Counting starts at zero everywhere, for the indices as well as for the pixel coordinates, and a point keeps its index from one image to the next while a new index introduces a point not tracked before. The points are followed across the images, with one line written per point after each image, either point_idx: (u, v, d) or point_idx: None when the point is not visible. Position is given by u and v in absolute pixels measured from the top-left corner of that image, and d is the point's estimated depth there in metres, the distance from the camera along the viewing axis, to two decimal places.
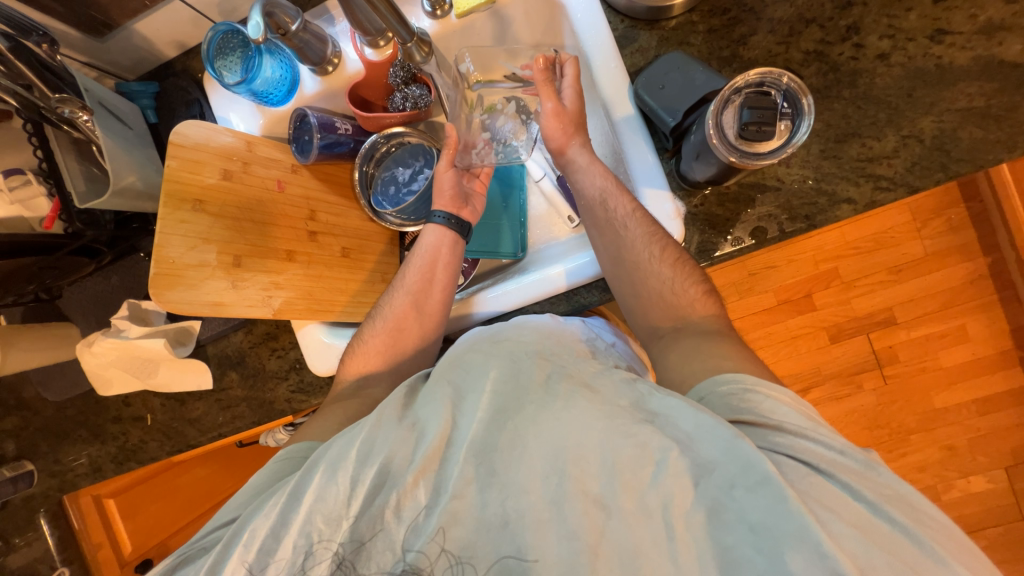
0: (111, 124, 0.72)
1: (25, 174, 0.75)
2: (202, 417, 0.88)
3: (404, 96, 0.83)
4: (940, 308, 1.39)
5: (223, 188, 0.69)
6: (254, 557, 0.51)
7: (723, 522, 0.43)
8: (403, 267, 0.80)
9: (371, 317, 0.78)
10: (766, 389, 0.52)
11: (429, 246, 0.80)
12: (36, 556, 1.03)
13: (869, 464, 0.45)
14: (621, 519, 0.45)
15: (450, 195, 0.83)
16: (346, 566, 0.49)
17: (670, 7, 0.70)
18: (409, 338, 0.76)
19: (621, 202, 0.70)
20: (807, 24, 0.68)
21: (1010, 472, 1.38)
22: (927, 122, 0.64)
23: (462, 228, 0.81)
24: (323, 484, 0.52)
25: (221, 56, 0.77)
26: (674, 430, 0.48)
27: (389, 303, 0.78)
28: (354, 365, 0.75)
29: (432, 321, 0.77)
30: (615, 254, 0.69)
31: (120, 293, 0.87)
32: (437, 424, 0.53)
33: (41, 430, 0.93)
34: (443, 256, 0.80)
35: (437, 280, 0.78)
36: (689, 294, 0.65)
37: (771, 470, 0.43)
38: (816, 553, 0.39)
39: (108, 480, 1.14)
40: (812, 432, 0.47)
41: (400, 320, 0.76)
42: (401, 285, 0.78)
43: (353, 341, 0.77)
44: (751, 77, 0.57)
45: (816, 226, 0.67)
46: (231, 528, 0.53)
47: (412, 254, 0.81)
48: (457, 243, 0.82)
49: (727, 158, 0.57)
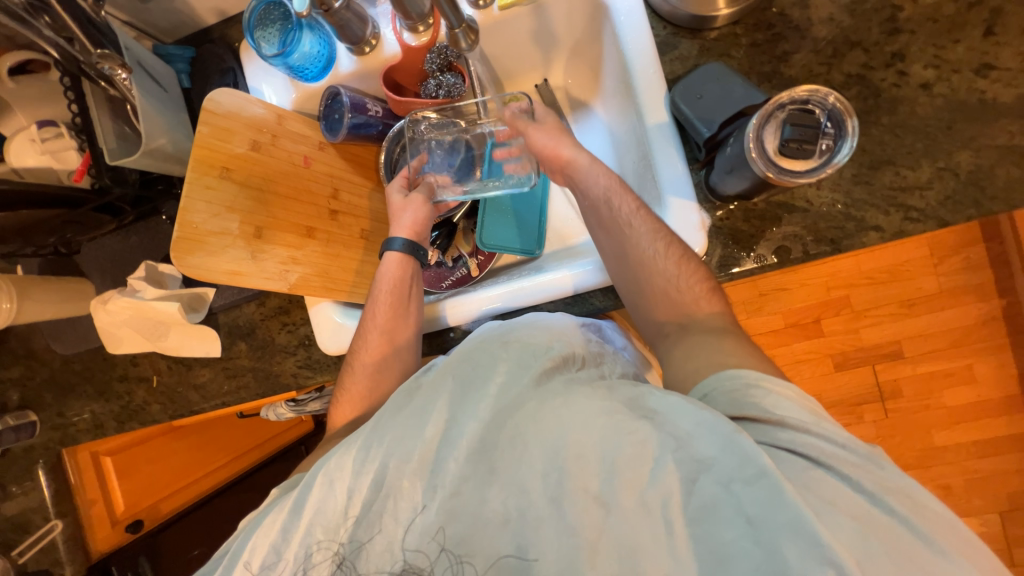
0: (146, 84, 0.72)
1: (58, 127, 0.75)
2: (208, 383, 0.89)
3: (438, 83, 0.81)
4: (949, 346, 1.38)
5: (251, 158, 0.71)
6: (258, 569, 0.52)
7: (722, 517, 0.42)
8: (368, 304, 0.78)
9: (351, 361, 0.77)
10: (769, 383, 0.51)
11: (390, 279, 0.77)
12: (30, 506, 1.02)
13: (871, 458, 0.45)
14: (620, 516, 0.45)
15: (408, 219, 0.80)
16: (347, 566, 0.50)
17: (715, 17, 0.69)
18: (391, 376, 0.75)
19: (624, 199, 0.69)
20: (852, 47, 0.68)
21: (1004, 517, 1.36)
22: (964, 156, 0.64)
23: (414, 248, 0.80)
24: (322, 494, 0.52)
25: (261, 27, 0.77)
26: (674, 428, 0.46)
27: (364, 346, 0.75)
28: (354, 392, 0.74)
29: (409, 353, 0.76)
30: (620, 253, 0.68)
31: (138, 253, 0.87)
32: (432, 425, 0.52)
33: (48, 381, 0.94)
34: (402, 285, 0.77)
35: (402, 313, 0.76)
36: (694, 291, 0.64)
37: (769, 463, 0.42)
38: (813, 543, 0.39)
39: (108, 438, 1.16)
40: (814, 427, 0.46)
41: (379, 362, 0.75)
42: (370, 326, 0.75)
43: (337, 390, 0.76)
44: (798, 93, 0.56)
45: (841, 251, 0.66)
46: (232, 547, 0.54)
47: (374, 291, 0.77)
48: (415, 266, 0.80)
49: (764, 173, 0.57)
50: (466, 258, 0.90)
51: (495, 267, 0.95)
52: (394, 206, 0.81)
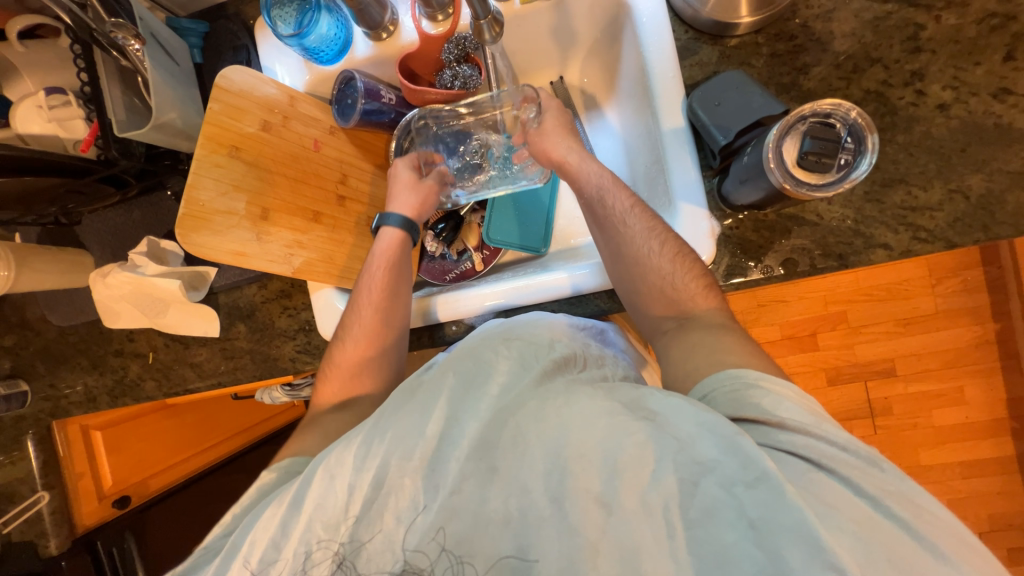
0: (159, 57, 0.71)
1: (66, 94, 0.73)
2: (204, 363, 0.88)
3: (454, 74, 0.80)
4: (942, 366, 1.39)
5: (261, 139, 0.70)
6: (256, 562, 0.51)
7: (723, 520, 0.43)
8: (360, 280, 0.78)
9: (342, 337, 0.75)
10: (770, 384, 0.51)
11: (383, 254, 0.78)
12: (18, 476, 1.01)
13: (870, 460, 0.45)
14: (621, 518, 0.45)
15: (410, 198, 0.82)
16: (347, 566, 0.50)
17: (737, 24, 0.69)
18: (383, 349, 0.75)
19: (618, 196, 0.70)
20: (872, 63, 0.68)
21: (984, 538, 1.39)
22: (976, 180, 0.64)
23: (411, 226, 0.81)
24: (323, 489, 0.52)
25: (278, 6, 0.75)
26: (675, 430, 0.47)
27: (355, 320, 0.75)
28: (343, 370, 0.74)
29: (401, 327, 0.76)
30: (616, 250, 0.68)
31: (140, 228, 0.86)
32: (434, 420, 0.52)
33: (41, 352, 0.93)
34: (396, 260, 0.78)
35: (395, 287, 0.77)
36: (689, 288, 0.64)
37: (769, 466, 0.42)
38: (815, 548, 0.39)
39: (99, 412, 1.15)
40: (815, 429, 0.46)
41: (371, 336, 0.74)
42: (361, 301, 0.75)
43: (326, 365, 0.75)
44: (821, 106, 0.56)
45: (848, 266, 0.67)
46: (231, 540, 0.53)
47: (367, 267, 0.78)
48: (408, 243, 0.81)
49: (781, 184, 0.57)
50: (471, 252, 0.90)
51: (500, 264, 0.95)
52: (395, 185, 0.83)
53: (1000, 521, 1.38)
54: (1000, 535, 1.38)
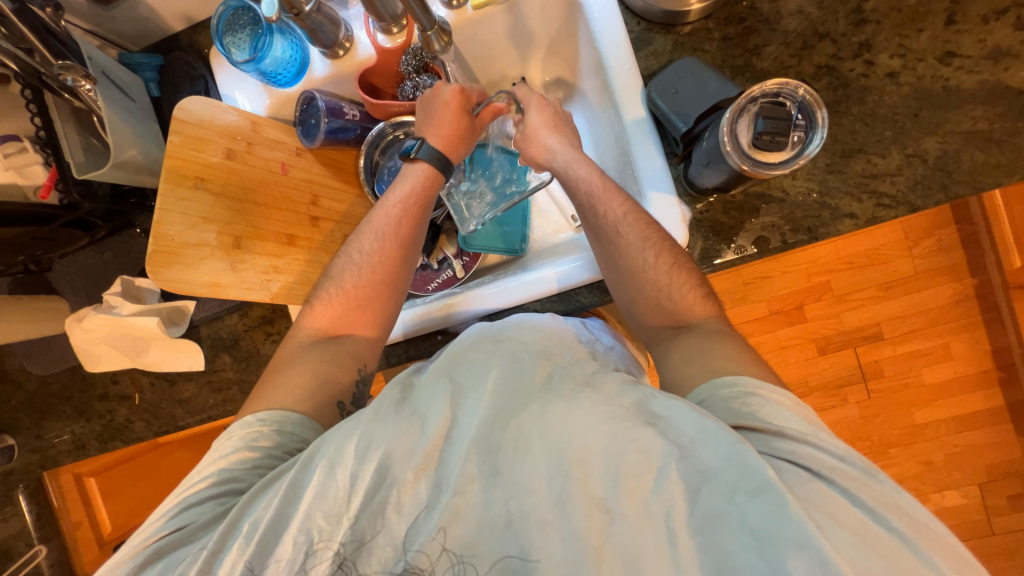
0: (113, 96, 0.70)
1: (21, 141, 0.73)
2: (192, 398, 0.87)
3: (415, 85, 0.81)
4: (927, 326, 1.42)
5: (225, 167, 0.69)
6: (253, 550, 0.50)
7: (726, 526, 0.43)
8: (379, 205, 0.77)
9: (347, 252, 0.75)
10: (767, 392, 0.52)
11: (405, 189, 0.76)
12: (13, 532, 0.99)
13: (869, 472, 0.46)
14: (623, 525, 0.45)
15: (445, 127, 0.77)
16: (347, 566, 0.49)
17: (687, 12, 0.70)
18: (379, 282, 0.73)
19: (609, 204, 0.68)
20: (821, 38, 0.69)
21: (984, 489, 1.41)
22: (931, 143, 0.66)
23: (440, 162, 0.77)
24: (324, 478, 0.51)
25: (230, 33, 0.75)
26: (677, 435, 0.47)
27: (362, 242, 0.74)
28: (342, 288, 0.73)
29: (399, 265, 0.74)
30: (610, 261, 0.68)
31: (113, 268, 0.85)
32: (438, 418, 0.53)
33: (24, 404, 0.91)
34: (414, 199, 0.75)
35: (406, 225, 0.75)
36: (686, 300, 0.64)
37: (771, 476, 0.43)
38: (816, 560, 0.39)
39: (90, 459, 1.13)
40: (813, 439, 0.47)
41: (372, 262, 0.73)
42: (370, 234, 0.74)
43: (328, 272, 0.75)
44: (769, 86, 0.57)
45: (818, 238, 0.68)
46: (233, 515, 0.53)
47: (387, 196, 0.76)
48: (435, 182, 0.77)
49: (739, 166, 0.58)
50: (451, 259, 0.90)
51: (481, 268, 0.95)
52: (437, 112, 0.76)
53: (999, 470, 1.40)
54: (1000, 484, 1.40)
